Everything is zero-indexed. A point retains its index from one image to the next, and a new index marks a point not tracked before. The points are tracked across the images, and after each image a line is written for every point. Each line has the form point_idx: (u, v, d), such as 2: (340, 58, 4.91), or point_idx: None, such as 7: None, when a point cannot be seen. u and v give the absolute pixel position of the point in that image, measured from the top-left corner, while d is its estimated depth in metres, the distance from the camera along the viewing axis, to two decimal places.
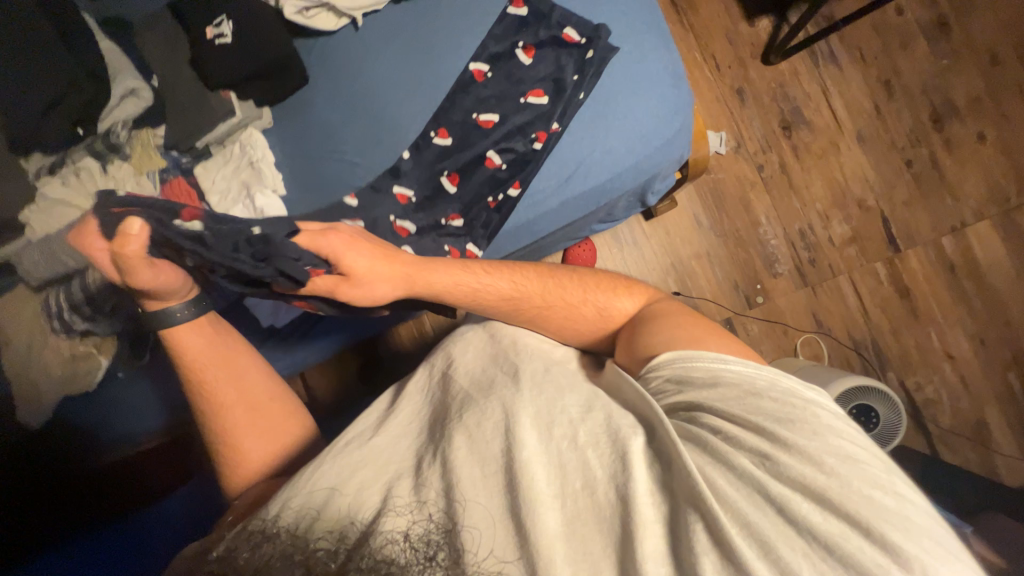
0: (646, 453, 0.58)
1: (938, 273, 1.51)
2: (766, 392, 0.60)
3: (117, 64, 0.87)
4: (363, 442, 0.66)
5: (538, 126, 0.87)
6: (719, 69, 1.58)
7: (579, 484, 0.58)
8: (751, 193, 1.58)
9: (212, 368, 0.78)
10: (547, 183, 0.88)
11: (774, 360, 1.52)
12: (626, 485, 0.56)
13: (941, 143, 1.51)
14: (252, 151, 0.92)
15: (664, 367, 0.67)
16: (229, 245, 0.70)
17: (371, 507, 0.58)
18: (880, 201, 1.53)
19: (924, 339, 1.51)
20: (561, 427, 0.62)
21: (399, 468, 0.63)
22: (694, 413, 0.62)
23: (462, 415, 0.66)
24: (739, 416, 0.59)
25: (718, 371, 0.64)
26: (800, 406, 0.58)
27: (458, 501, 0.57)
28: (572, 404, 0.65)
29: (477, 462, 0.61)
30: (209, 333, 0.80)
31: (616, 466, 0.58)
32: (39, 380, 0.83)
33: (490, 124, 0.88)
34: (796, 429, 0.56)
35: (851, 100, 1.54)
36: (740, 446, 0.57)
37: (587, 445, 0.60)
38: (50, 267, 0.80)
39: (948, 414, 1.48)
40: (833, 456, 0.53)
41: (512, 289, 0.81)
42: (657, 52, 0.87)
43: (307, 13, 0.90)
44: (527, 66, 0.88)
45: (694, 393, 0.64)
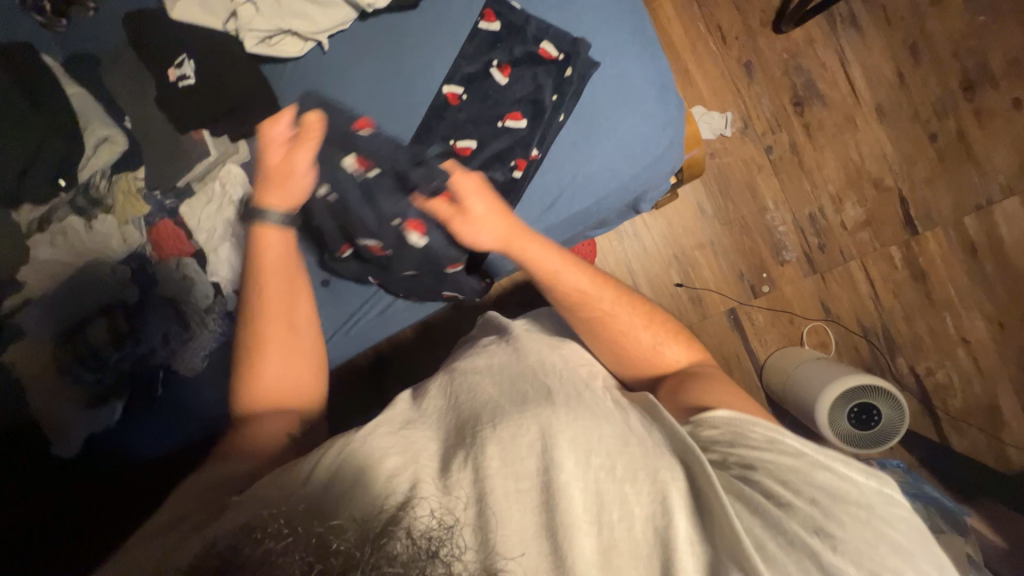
0: (688, 500, 0.56)
1: (958, 255, 1.43)
2: (824, 467, 0.59)
3: (88, 112, 0.86)
4: (389, 431, 0.62)
5: (518, 151, 0.82)
6: (725, 42, 1.45)
7: (616, 515, 0.55)
8: (758, 177, 1.49)
9: (270, 281, 0.76)
10: (530, 211, 0.86)
11: (780, 350, 1.48)
12: (666, 529, 0.54)
13: (971, 113, 1.39)
14: (231, 189, 0.90)
15: (719, 421, 0.66)
16: (388, 152, 0.82)
17: (392, 497, 0.53)
18: (899, 180, 1.43)
19: (938, 325, 1.45)
20: (600, 456, 0.58)
21: (424, 463, 0.58)
22: (746, 470, 0.61)
23: (496, 421, 0.61)
24: (791, 481, 0.58)
25: (774, 436, 0.62)
26: (853, 489, 0.57)
27: (488, 511, 0.53)
28: (609, 435, 0.61)
29: (509, 474, 0.57)
30: (288, 248, 0.79)
31: (656, 508, 0.56)
32: (67, 416, 0.86)
33: (467, 151, 0.83)
34: (848, 509, 0.56)
35: (872, 69, 1.42)
36: (792, 513, 0.56)
37: (625, 479, 0.57)
38: (55, 323, 0.84)
39: (959, 399, 1.44)
40: (885, 544, 0.54)
41: (584, 290, 0.81)
42: (640, 66, 0.82)
43: (271, 41, 0.86)
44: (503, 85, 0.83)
45: (748, 450, 0.62)
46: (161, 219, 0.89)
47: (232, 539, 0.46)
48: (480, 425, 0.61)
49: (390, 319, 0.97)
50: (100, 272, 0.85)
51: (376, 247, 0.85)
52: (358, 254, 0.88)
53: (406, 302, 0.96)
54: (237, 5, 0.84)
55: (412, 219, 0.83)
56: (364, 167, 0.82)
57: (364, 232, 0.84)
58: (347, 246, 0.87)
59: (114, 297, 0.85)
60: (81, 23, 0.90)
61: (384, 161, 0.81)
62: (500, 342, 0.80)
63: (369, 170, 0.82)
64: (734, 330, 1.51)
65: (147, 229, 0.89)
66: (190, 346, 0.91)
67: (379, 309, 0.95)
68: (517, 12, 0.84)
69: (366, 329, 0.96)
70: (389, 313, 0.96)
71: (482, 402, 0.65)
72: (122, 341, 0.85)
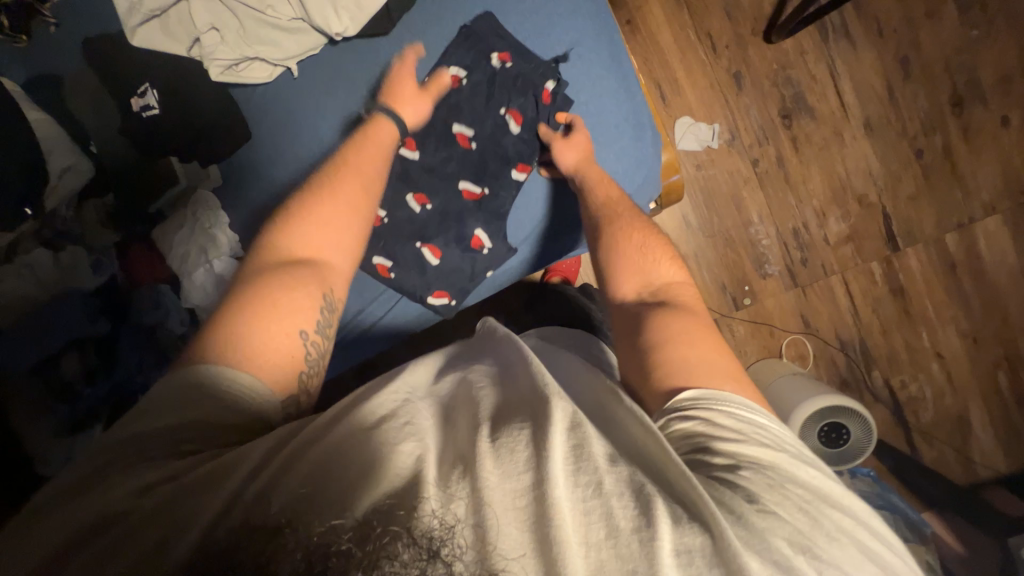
0: (671, 509, 0.43)
1: (938, 271, 1.44)
2: (802, 466, 0.50)
3: (48, 141, 0.84)
4: (400, 415, 0.51)
5: (495, 177, 0.86)
6: (715, 51, 1.42)
7: (602, 533, 0.41)
8: (744, 190, 1.48)
9: (349, 169, 0.73)
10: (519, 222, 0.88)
11: (759, 361, 1.50)
12: (651, 542, 0.40)
13: (959, 129, 1.38)
14: (203, 217, 0.88)
15: (692, 410, 0.54)
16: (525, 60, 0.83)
17: (391, 487, 0.43)
18: (883, 195, 1.43)
19: (914, 339, 1.48)
20: (586, 461, 0.44)
21: (425, 447, 0.47)
22: (725, 470, 0.49)
23: (494, 424, 0.49)
24: (774, 475, 0.48)
25: (750, 427, 0.53)
26: (831, 488, 0.50)
27: (487, 522, 0.40)
28: (599, 440, 0.47)
29: (511, 482, 0.43)
30: (381, 132, 0.78)
31: (639, 517, 0.42)
32: (49, 439, 0.82)
33: (462, 137, 0.86)
34: (831, 514, 0.47)
35: (862, 81, 1.40)
36: (780, 523, 0.45)
37: (612, 490, 0.43)
38: (25, 359, 0.81)
39: (930, 411, 1.48)
40: (865, 552, 0.46)
41: (612, 197, 0.80)
42: (615, 102, 0.83)
43: (237, 67, 0.85)
44: (477, 112, 0.85)
45: (725, 445, 0.51)
46: (132, 244, 0.90)
47: (231, 538, 0.39)
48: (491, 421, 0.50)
49: (361, 349, 0.91)
50: (68, 308, 0.82)
51: (462, 136, 0.86)
52: (421, 160, 0.86)
53: (379, 333, 0.91)
54: (201, 31, 0.83)
55: (515, 118, 0.85)
56: (502, 58, 0.83)
57: (458, 118, 0.85)
58: (413, 145, 0.86)
59: (80, 331, 0.83)
60: (44, 39, 0.88)
61: (524, 69, 0.83)
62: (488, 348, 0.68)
63: (508, 65, 0.84)
64: None
65: (118, 256, 0.89)
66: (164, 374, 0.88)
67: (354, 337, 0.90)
68: (490, 41, 0.83)
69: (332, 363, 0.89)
70: (361, 343, 0.90)
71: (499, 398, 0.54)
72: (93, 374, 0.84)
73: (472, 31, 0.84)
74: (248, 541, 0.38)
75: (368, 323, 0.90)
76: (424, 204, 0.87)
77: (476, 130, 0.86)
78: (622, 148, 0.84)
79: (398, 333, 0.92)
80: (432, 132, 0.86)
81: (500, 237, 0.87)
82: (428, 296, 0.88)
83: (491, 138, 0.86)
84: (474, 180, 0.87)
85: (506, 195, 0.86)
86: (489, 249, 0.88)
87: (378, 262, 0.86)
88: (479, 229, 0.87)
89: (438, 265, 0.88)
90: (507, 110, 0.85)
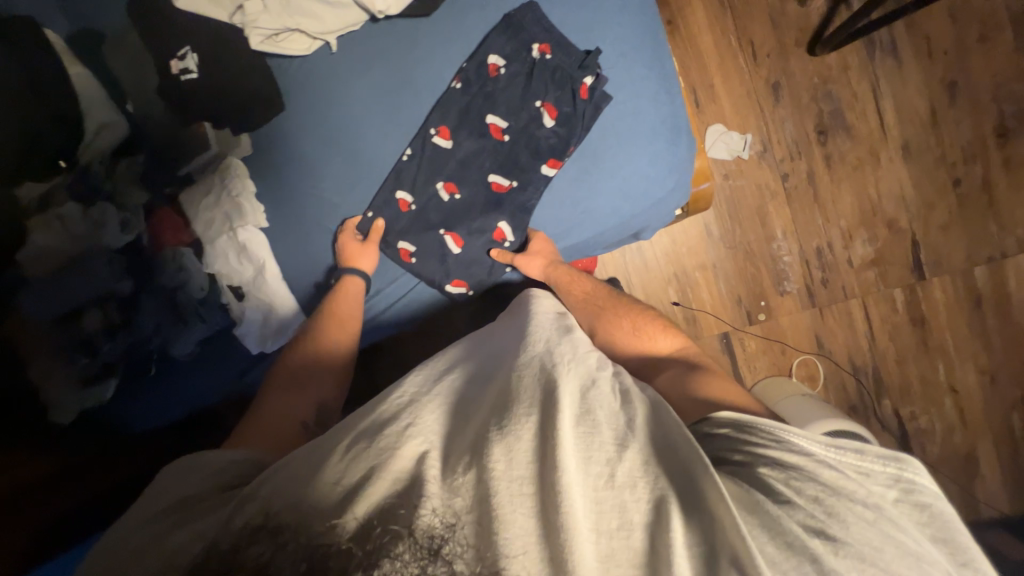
0: (681, 506, 0.51)
1: (962, 304, 1.41)
2: (832, 463, 0.55)
3: (90, 96, 0.85)
4: (403, 413, 0.59)
5: (525, 172, 0.85)
6: (756, 59, 1.39)
7: (615, 523, 0.51)
8: (770, 204, 1.45)
9: (338, 311, 0.85)
10: (546, 220, 0.87)
11: (766, 378, 1.49)
12: (659, 539, 0.49)
13: (1000, 161, 1.34)
14: (230, 184, 0.89)
15: (723, 424, 0.64)
16: (561, 53, 0.82)
17: (398, 484, 0.53)
18: (914, 222, 1.39)
19: (929, 371, 1.45)
20: (598, 461, 0.54)
21: (428, 445, 0.56)
22: (750, 467, 0.57)
23: (502, 422, 0.57)
24: (797, 474, 0.54)
25: (777, 435, 0.59)
26: (858, 487, 0.53)
27: (492, 513, 0.50)
28: (608, 440, 0.56)
29: (515, 478, 0.52)
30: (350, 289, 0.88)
31: (651, 516, 0.51)
32: (60, 393, 0.87)
33: (496, 129, 0.85)
34: (852, 507, 0.51)
35: (905, 102, 1.35)
36: (795, 513, 0.51)
37: (624, 486, 0.52)
38: (49, 310, 0.83)
39: (938, 445, 1.45)
40: (893, 542, 0.50)
41: (591, 292, 0.96)
42: (653, 102, 0.81)
43: (276, 37, 0.84)
44: (513, 103, 0.84)
45: (753, 448, 0.59)
46: (161, 207, 0.91)
47: (236, 540, 0.51)
48: (492, 418, 0.58)
49: (378, 329, 0.95)
50: (96, 263, 0.84)
51: (496, 128, 0.85)
52: (452, 150, 0.86)
53: (393, 315, 0.94)
54: None
55: (551, 114, 0.83)
56: (544, 50, 0.82)
57: (494, 110, 0.84)
58: (446, 134, 0.85)
59: (107, 286, 0.85)
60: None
61: (558, 60, 0.82)
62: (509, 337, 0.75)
63: (548, 57, 0.82)
64: (724, 353, 1.52)
65: (145, 214, 0.90)
66: (183, 334, 0.91)
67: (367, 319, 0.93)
68: (533, 31, 0.82)
69: None
70: (376, 325, 0.93)
71: (498, 397, 0.61)
72: (116, 328, 0.87)
73: (515, 18, 0.82)
74: (256, 541, 0.51)
75: (384, 304, 0.93)
76: (452, 191, 0.88)
77: (511, 122, 0.84)
78: (657, 150, 0.81)
79: (413, 316, 0.95)
80: (468, 119, 0.85)
81: (523, 231, 0.88)
82: (446, 284, 0.91)
83: (524, 130, 0.84)
84: (503, 171, 0.86)
85: (537, 192, 0.85)
86: (511, 241, 0.89)
87: (401, 246, 0.90)
88: (503, 222, 0.88)
89: (459, 254, 0.90)
90: (543, 104, 0.83)
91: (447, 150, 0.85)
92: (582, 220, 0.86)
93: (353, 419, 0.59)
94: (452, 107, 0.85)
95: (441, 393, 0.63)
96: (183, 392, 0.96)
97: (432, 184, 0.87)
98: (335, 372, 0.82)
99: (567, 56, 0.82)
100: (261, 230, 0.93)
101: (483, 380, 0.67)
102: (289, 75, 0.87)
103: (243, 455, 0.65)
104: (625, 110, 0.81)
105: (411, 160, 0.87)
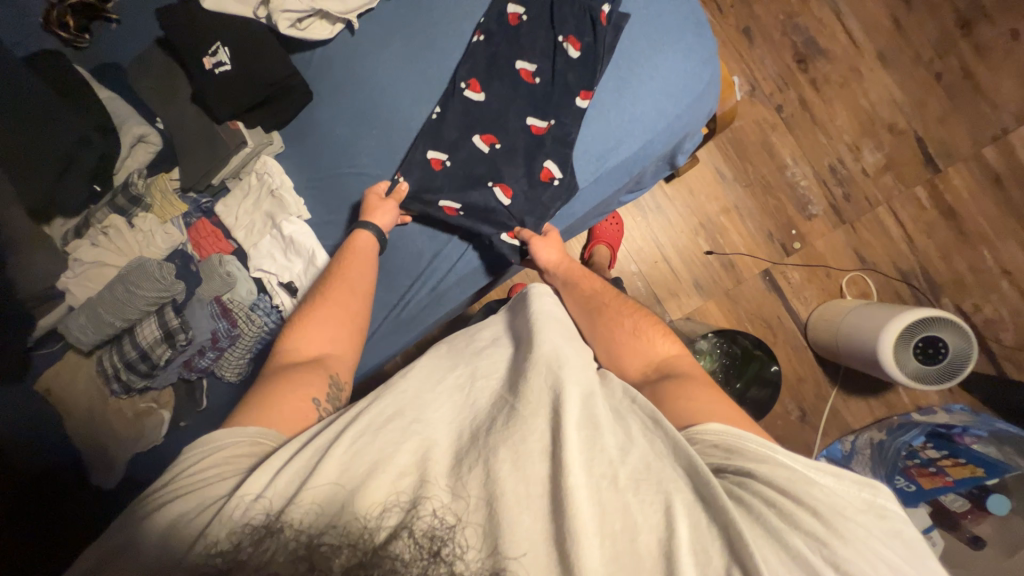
0: (690, 505, 0.47)
1: (984, 187, 1.43)
2: (818, 477, 0.50)
3: (120, 112, 0.88)
4: (405, 416, 0.57)
5: (561, 101, 0.87)
6: (722, 11, 1.49)
7: (619, 526, 0.47)
8: (773, 137, 1.50)
9: (350, 267, 0.81)
10: (593, 142, 0.88)
11: (822, 305, 1.45)
12: (669, 543, 0.45)
13: (971, 49, 1.43)
14: (270, 178, 0.90)
15: (711, 433, 0.56)
16: None
17: (400, 490, 0.50)
18: (912, 121, 1.45)
19: (977, 260, 1.43)
20: (602, 463, 0.50)
21: (429, 450, 0.53)
22: (743, 479, 0.50)
23: (508, 423, 0.54)
24: (789, 486, 0.48)
25: (761, 450, 0.53)
26: (845, 503, 0.48)
27: (497, 517, 0.47)
28: (611, 442, 0.52)
29: (520, 478, 0.49)
30: (370, 250, 0.84)
31: (661, 519, 0.46)
32: (110, 442, 0.87)
33: (527, 73, 0.89)
34: (850, 521, 0.46)
35: (868, 19, 1.46)
36: (795, 526, 0.46)
37: (630, 488, 0.49)
38: (94, 337, 0.84)
39: (1012, 330, 1.41)
40: (885, 565, 0.44)
41: (596, 290, 0.83)
42: (676, 5, 0.87)
43: (300, 24, 0.87)
44: (540, 44, 0.89)
45: (746, 464, 0.52)
46: (198, 219, 0.91)
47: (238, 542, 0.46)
48: (500, 418, 0.55)
49: (440, 299, 0.95)
50: (149, 271, 0.82)
51: (526, 72, 0.89)
52: (484, 101, 0.89)
53: (457, 276, 0.93)
54: None
55: (573, 43, 0.88)
56: None
57: (522, 55, 0.89)
58: (476, 87, 0.89)
59: (164, 294, 0.82)
60: (106, 36, 0.94)
61: None
62: (505, 336, 0.73)
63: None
64: (771, 290, 1.49)
65: (186, 229, 0.91)
66: (238, 346, 0.89)
67: (430, 287, 0.93)
68: None
69: (418, 311, 0.94)
70: (441, 291, 0.93)
71: (500, 398, 0.59)
72: (174, 336, 0.83)
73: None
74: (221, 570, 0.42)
75: (445, 267, 0.93)
76: (491, 140, 0.89)
77: (539, 64, 0.89)
78: (687, 45, 0.86)
79: (474, 276, 0.95)
80: (495, 68, 0.89)
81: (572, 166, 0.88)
82: (499, 237, 0.88)
83: (555, 66, 0.88)
84: (540, 112, 0.89)
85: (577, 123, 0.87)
86: (560, 179, 0.88)
87: (445, 204, 0.88)
88: (549, 161, 0.88)
89: (510, 204, 0.88)
90: (566, 37, 0.88)
91: (480, 102, 0.88)
92: (631, 131, 0.87)
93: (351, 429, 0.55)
94: (480, 57, 0.89)
95: (443, 397, 0.61)
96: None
97: (470, 137, 0.89)
98: (350, 334, 0.77)
99: None
100: (304, 221, 0.92)
101: (487, 380, 0.64)
102: (321, 60, 0.92)
103: (253, 438, 0.58)
104: (650, 16, 0.87)
105: (442, 118, 0.89)
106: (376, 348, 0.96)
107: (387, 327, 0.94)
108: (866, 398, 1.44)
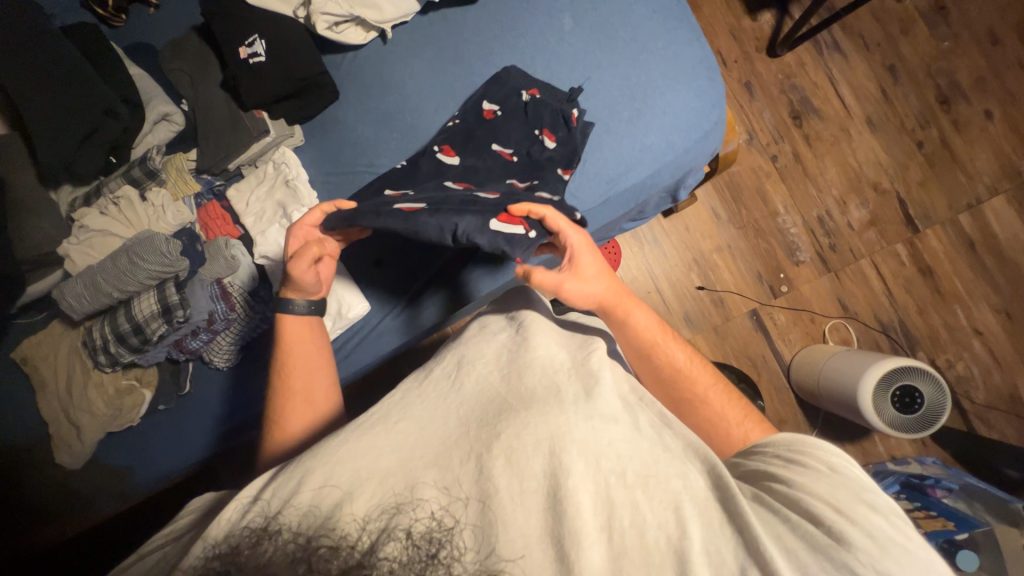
0: (708, 509, 0.48)
1: (959, 250, 1.52)
2: (882, 504, 0.49)
3: (149, 91, 0.90)
4: (394, 416, 0.57)
5: (543, 171, 0.88)
6: (726, 64, 1.60)
7: (626, 522, 0.47)
8: (767, 184, 1.58)
9: (293, 363, 0.73)
10: (601, 168, 0.92)
11: (805, 348, 1.49)
12: (681, 542, 0.45)
13: (950, 123, 1.55)
14: (286, 168, 0.91)
15: (774, 447, 0.59)
16: (604, 15, 0.95)
17: (395, 488, 0.48)
18: (895, 182, 1.55)
19: (951, 318, 1.50)
20: (608, 459, 0.50)
21: (422, 444, 0.53)
22: (790, 493, 0.51)
23: (503, 418, 0.53)
24: (847, 507, 0.48)
25: (841, 465, 0.53)
26: (911, 535, 0.47)
27: (495, 514, 0.46)
28: (616, 437, 0.52)
29: (517, 474, 0.49)
30: (314, 333, 0.77)
31: (670, 516, 0.47)
32: (86, 417, 0.85)
33: (505, 154, 0.90)
34: (908, 549, 0.45)
35: (858, 86, 1.58)
36: (845, 543, 0.45)
37: (637, 485, 0.49)
38: (90, 304, 0.84)
39: (982, 389, 1.46)
40: None
41: (680, 368, 0.70)
42: (691, 47, 0.93)
43: (337, 28, 0.91)
44: (518, 134, 0.91)
45: (800, 478, 0.52)
46: (209, 201, 0.92)
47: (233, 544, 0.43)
48: (493, 412, 0.55)
49: (442, 303, 1.00)
50: (155, 244, 0.82)
51: (504, 153, 0.90)
52: (457, 165, 0.88)
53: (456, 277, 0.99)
54: None
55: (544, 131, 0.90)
56: (533, 93, 0.92)
57: (498, 140, 0.90)
58: (450, 152, 0.89)
59: (166, 269, 0.83)
60: (142, 19, 0.96)
61: (596, 26, 0.94)
62: (496, 331, 0.71)
63: (538, 97, 0.91)
64: (758, 330, 1.53)
65: (196, 209, 0.92)
66: (230, 332, 0.88)
67: (429, 287, 1.00)
68: (521, 82, 0.92)
69: (415, 312, 1.00)
70: (442, 292, 0.99)
71: (492, 391, 0.58)
72: (170, 312, 0.83)
73: (503, 76, 0.93)
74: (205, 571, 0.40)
75: (445, 270, 0.99)
76: (463, 186, 0.84)
77: (515, 149, 0.90)
78: (695, 91, 0.92)
79: (474, 282, 0.99)
80: (497, 121, 0.91)
81: (585, 190, 0.92)
82: (490, 221, 0.72)
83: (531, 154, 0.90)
84: (520, 176, 0.87)
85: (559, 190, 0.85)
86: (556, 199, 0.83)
87: (406, 205, 0.75)
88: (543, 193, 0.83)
89: (491, 199, 0.78)
90: (541, 130, 0.91)
91: (453, 166, 0.88)
92: (642, 159, 0.92)
93: (344, 433, 0.55)
94: (480, 113, 0.92)
95: (431, 391, 0.60)
96: (215, 404, 0.91)
97: (441, 182, 0.83)
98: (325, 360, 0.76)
99: (609, 21, 0.94)
100: None
101: (474, 373, 0.61)
102: (351, 65, 0.96)
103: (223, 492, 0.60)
104: (670, 56, 0.93)
105: (415, 165, 0.88)
106: (375, 343, 1.01)
107: (387, 325, 1.00)
108: (844, 444, 1.46)
